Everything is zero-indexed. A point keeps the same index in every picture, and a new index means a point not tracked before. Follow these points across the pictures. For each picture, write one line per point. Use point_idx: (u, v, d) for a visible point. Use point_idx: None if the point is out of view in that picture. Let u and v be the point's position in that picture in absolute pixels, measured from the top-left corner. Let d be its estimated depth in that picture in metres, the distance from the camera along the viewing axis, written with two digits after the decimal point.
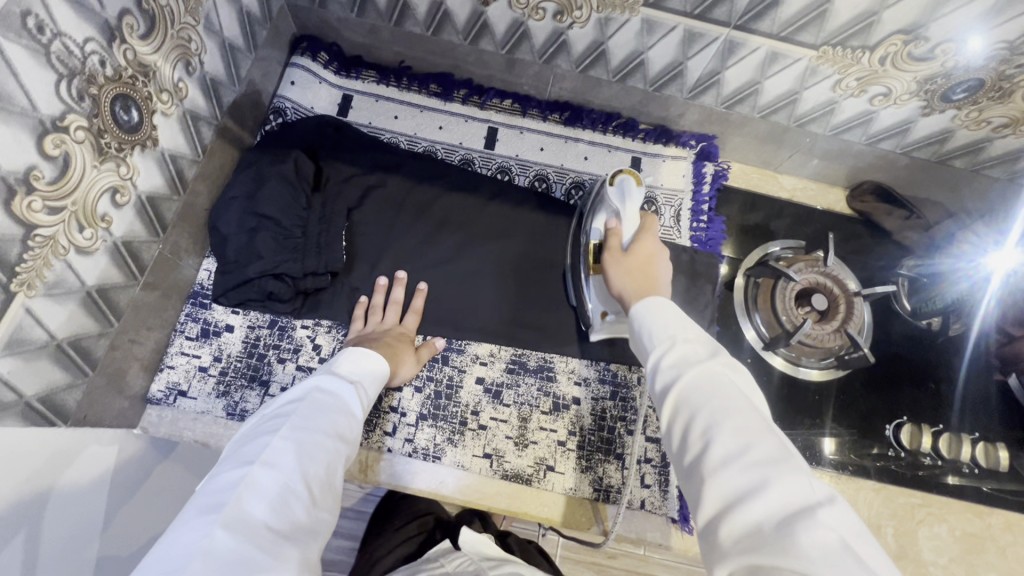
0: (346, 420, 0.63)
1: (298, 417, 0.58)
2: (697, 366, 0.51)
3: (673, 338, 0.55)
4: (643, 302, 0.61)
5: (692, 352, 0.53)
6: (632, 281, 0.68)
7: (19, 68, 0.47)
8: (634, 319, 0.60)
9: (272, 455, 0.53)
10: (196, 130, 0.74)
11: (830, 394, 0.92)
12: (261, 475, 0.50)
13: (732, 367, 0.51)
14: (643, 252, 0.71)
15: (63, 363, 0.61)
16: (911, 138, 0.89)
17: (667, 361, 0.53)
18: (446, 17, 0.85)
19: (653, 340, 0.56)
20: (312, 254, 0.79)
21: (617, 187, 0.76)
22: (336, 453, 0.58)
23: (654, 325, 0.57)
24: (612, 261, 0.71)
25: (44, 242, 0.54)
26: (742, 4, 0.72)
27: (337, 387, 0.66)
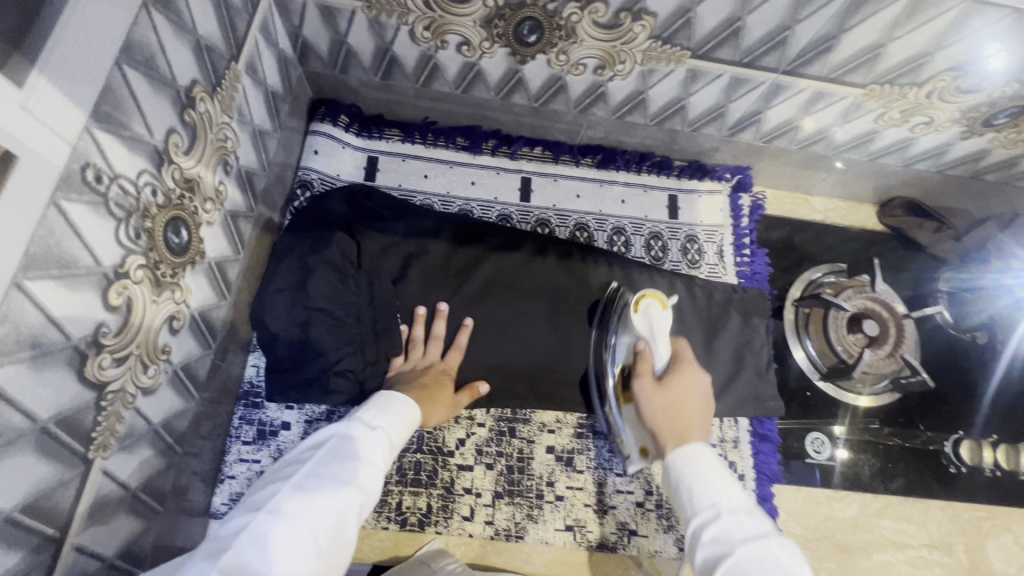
0: (364, 467, 0.56)
1: (309, 463, 0.54)
2: (744, 543, 0.53)
3: (716, 506, 0.57)
4: (680, 450, 0.63)
5: (738, 523, 0.55)
6: (666, 424, 0.67)
7: (83, 227, 0.43)
8: (670, 464, 0.63)
9: (278, 504, 0.50)
10: (235, 228, 0.70)
11: (890, 417, 0.92)
12: (263, 525, 0.48)
13: (786, 549, 0.52)
14: (679, 386, 0.69)
15: (137, 509, 0.57)
16: (946, 158, 0.90)
17: (707, 534, 0.55)
18: (478, 76, 0.81)
19: (692, 506, 0.58)
20: (372, 342, 0.77)
21: (643, 314, 0.72)
22: (345, 503, 0.52)
23: (693, 486, 0.59)
24: (645, 393, 0.69)
25: (114, 397, 0.49)
26: (793, 52, 0.70)
27: (359, 429, 0.59)
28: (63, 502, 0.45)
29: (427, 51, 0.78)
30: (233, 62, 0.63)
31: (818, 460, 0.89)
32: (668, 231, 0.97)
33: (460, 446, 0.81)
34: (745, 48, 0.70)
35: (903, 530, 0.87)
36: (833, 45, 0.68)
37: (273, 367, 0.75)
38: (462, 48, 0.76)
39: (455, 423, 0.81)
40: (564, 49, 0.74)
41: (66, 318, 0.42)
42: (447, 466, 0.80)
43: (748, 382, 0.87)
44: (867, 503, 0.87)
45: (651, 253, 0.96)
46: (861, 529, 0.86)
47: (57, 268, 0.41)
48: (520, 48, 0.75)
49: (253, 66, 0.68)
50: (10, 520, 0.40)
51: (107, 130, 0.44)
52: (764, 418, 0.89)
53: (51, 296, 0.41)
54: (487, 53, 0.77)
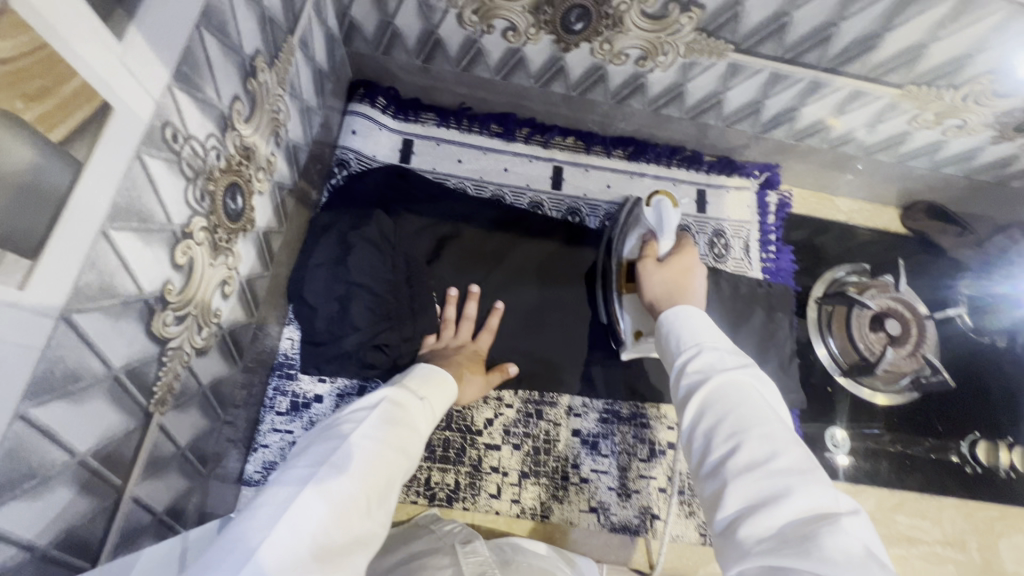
0: (412, 434, 0.56)
1: (367, 424, 0.53)
2: (727, 371, 0.49)
3: (699, 342, 0.53)
4: (673, 309, 0.59)
5: (720, 357, 0.51)
6: (667, 288, 0.68)
7: (159, 184, 0.44)
8: (663, 321, 0.59)
9: (341, 460, 0.48)
10: (281, 200, 0.71)
11: (907, 416, 0.94)
12: (328, 479, 0.46)
13: (763, 382, 0.49)
14: (680, 263, 0.71)
15: (183, 468, 0.58)
16: (975, 163, 0.92)
17: (691, 366, 0.51)
18: (520, 62, 0.83)
19: (680, 346, 0.54)
20: (408, 319, 0.78)
21: (655, 207, 0.75)
22: (397, 468, 0.52)
23: (682, 330, 0.55)
24: (647, 269, 0.71)
25: (173, 353, 0.51)
26: (835, 49, 0.71)
27: (408, 397, 0.60)
28: (127, 452, 0.46)
29: (472, 35, 0.79)
30: (290, 35, 0.64)
31: (836, 455, 0.90)
32: (696, 224, 0.98)
33: (488, 426, 0.82)
34: (788, 44, 0.72)
35: (918, 526, 0.88)
36: (876, 44, 0.70)
37: (309, 339, 0.77)
38: (507, 34, 0.77)
39: (483, 403, 0.83)
40: (608, 38, 0.75)
41: (141, 272, 0.44)
42: (475, 444, 0.81)
43: (771, 375, 0.89)
44: (883, 499, 0.89)
45: None
46: (877, 523, 0.87)
47: (137, 222, 0.42)
48: (565, 35, 0.76)
49: (305, 42, 0.70)
50: (85, 463, 0.41)
51: (184, 91, 0.45)
52: (785, 411, 0.91)
53: (129, 248, 0.42)
54: (532, 39, 0.78)
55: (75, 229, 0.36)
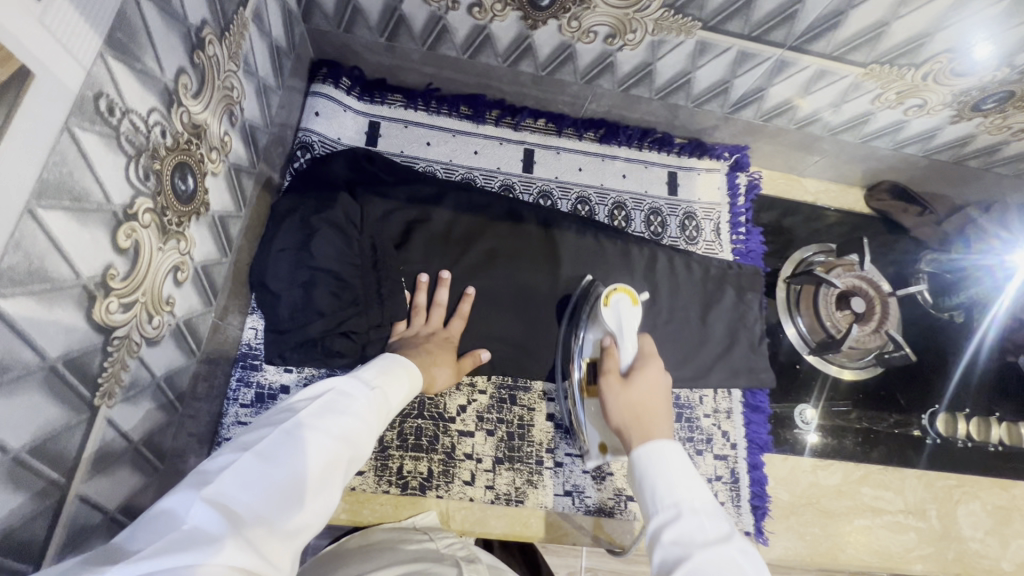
0: (358, 423, 0.54)
1: (304, 412, 0.51)
2: (705, 547, 0.50)
3: (677, 504, 0.55)
4: (645, 445, 0.60)
5: (698, 526, 0.53)
6: (628, 416, 0.65)
7: (94, 159, 0.41)
8: (636, 460, 0.60)
9: (268, 448, 0.47)
10: (238, 184, 0.68)
11: (872, 392, 0.96)
12: (249, 465, 0.45)
13: (745, 554, 0.50)
14: (643, 381, 0.68)
15: (137, 464, 0.56)
16: (935, 143, 0.94)
17: (669, 536, 0.53)
18: (487, 41, 0.81)
19: (657, 506, 0.55)
20: (376, 305, 0.76)
21: (612, 308, 0.73)
22: (335, 457, 0.50)
23: (657, 480, 0.57)
24: (609, 388, 0.69)
25: (120, 343, 0.48)
26: (800, 27, 0.72)
27: (357, 387, 0.57)
28: (70, 448, 0.44)
29: (437, 11, 0.76)
30: (241, 8, 0.61)
31: (805, 431, 0.92)
32: (667, 207, 0.98)
33: (461, 412, 0.81)
34: (754, 22, 0.71)
35: (882, 497, 0.91)
36: (840, 22, 0.70)
37: (273, 329, 0.74)
38: (473, 10, 0.75)
39: (455, 390, 0.81)
40: (576, 15, 0.74)
41: (77, 254, 0.41)
42: (448, 431, 0.80)
43: (742, 354, 0.90)
44: (849, 472, 0.91)
45: (650, 228, 0.97)
46: (843, 496, 0.90)
47: (70, 200, 0.39)
48: (532, 12, 0.74)
49: (260, 16, 0.67)
50: (20, 460, 0.38)
51: (120, 60, 0.42)
52: (755, 390, 0.91)
53: (62, 228, 0.39)
54: (499, 16, 0.76)
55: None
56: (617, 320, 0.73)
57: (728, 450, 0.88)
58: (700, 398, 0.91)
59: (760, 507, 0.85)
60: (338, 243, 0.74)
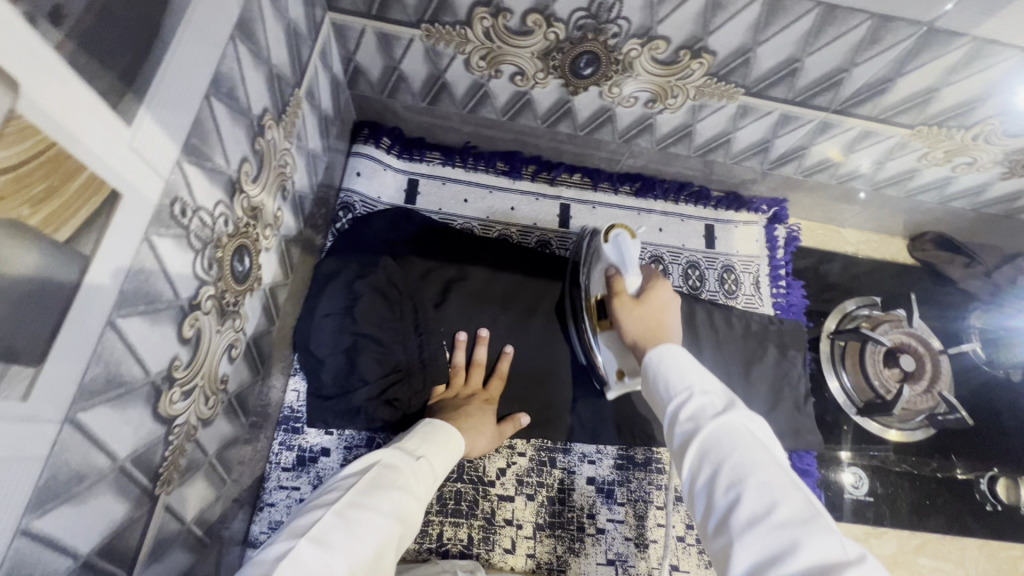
0: (406, 498, 0.55)
1: (353, 491, 0.52)
2: (716, 417, 0.47)
3: (689, 386, 0.51)
4: (656, 351, 0.57)
5: (708, 400, 0.50)
6: (645, 328, 0.65)
7: (166, 260, 0.42)
8: (648, 365, 0.56)
9: (322, 532, 0.47)
10: (287, 253, 0.69)
11: (928, 454, 0.92)
12: (305, 553, 0.45)
13: (759, 421, 0.47)
14: (654, 301, 0.68)
15: (189, 542, 0.56)
16: (984, 197, 0.92)
17: (683, 413, 0.50)
18: (527, 105, 0.82)
19: (668, 391, 0.53)
20: (418, 370, 0.77)
21: (613, 243, 0.73)
22: (388, 537, 0.50)
23: (669, 373, 0.54)
24: (621, 309, 0.68)
25: (180, 430, 0.48)
26: (846, 92, 0.71)
27: (402, 458, 0.59)
28: (132, 541, 0.44)
29: (479, 79, 0.78)
30: (296, 89, 0.63)
31: (858, 496, 0.88)
32: (705, 261, 0.97)
33: (501, 475, 0.80)
34: (799, 87, 0.71)
35: (941, 569, 0.86)
36: (888, 88, 0.69)
37: (316, 393, 0.75)
38: (515, 78, 0.76)
39: (495, 452, 0.80)
40: (617, 82, 0.75)
41: (148, 354, 0.42)
42: (487, 496, 0.78)
43: (787, 416, 0.87)
44: (904, 541, 0.87)
45: (688, 282, 0.95)
46: (899, 566, 0.85)
47: (145, 304, 0.40)
48: (573, 80, 0.75)
49: (312, 91, 0.69)
50: (88, 564, 0.39)
51: (194, 163, 0.43)
52: (803, 452, 0.88)
53: (137, 333, 0.40)
54: (540, 83, 0.77)
55: (80, 336, 0.34)
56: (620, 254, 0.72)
57: None
58: None
59: None
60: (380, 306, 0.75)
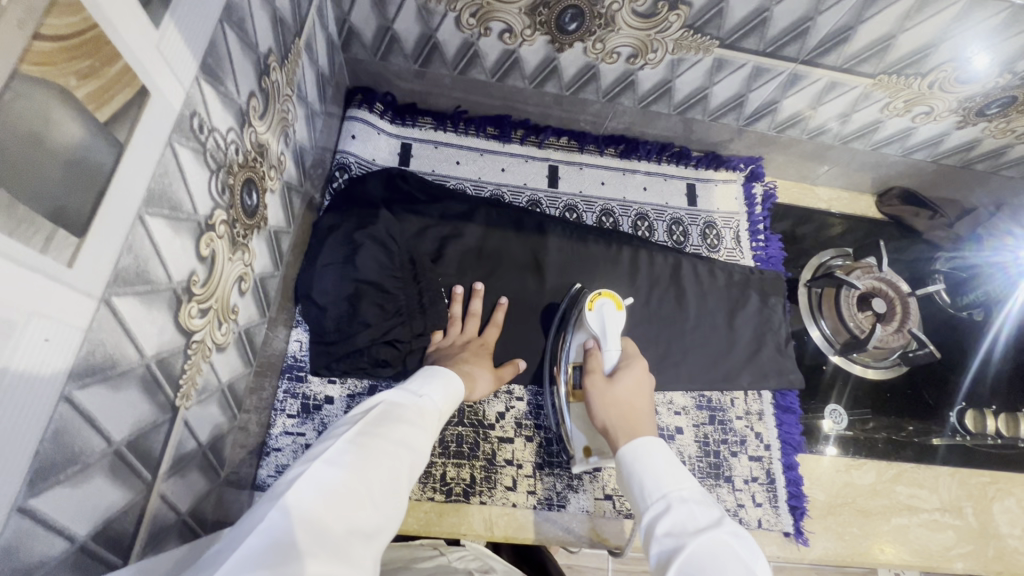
0: (413, 429, 0.57)
1: (363, 422, 0.54)
2: (696, 535, 0.51)
3: (667, 496, 0.56)
4: (631, 446, 0.63)
5: (689, 516, 0.54)
6: (621, 414, 0.68)
7: (187, 172, 0.44)
8: (625, 463, 0.62)
9: (334, 453, 0.49)
10: (289, 201, 0.72)
11: (899, 390, 0.98)
12: (319, 470, 0.46)
13: (738, 537, 0.51)
14: (631, 381, 0.71)
15: (204, 468, 0.58)
16: (943, 148, 0.98)
17: (662, 528, 0.54)
18: (516, 64, 0.85)
19: (647, 501, 0.57)
20: (418, 314, 0.79)
21: (597, 312, 0.75)
22: (399, 460, 0.52)
23: (645, 478, 0.59)
24: (599, 389, 0.71)
25: (198, 346, 0.50)
26: (812, 42, 0.76)
27: (407, 398, 0.61)
28: (156, 446, 0.46)
29: (470, 38, 0.81)
30: (296, 37, 0.65)
31: (837, 430, 0.94)
32: (688, 217, 1.02)
33: (501, 419, 0.83)
34: (769, 38, 0.76)
35: (917, 495, 0.91)
36: (850, 35, 0.75)
37: (319, 340, 0.77)
38: (504, 36, 0.80)
39: (494, 397, 0.83)
40: (601, 38, 0.79)
41: (171, 260, 0.44)
42: (488, 438, 0.81)
43: (769, 357, 0.92)
44: (882, 471, 0.92)
45: (673, 237, 1.00)
46: (878, 495, 0.90)
47: (168, 209, 0.42)
48: (559, 36, 0.79)
49: (310, 45, 0.72)
50: (121, 452, 0.41)
51: (210, 83, 0.46)
52: (786, 391, 0.93)
53: (161, 235, 0.42)
54: (528, 40, 0.81)
55: (112, 219, 0.36)
56: (601, 326, 0.75)
57: (762, 451, 0.89)
58: (732, 400, 0.92)
59: (798, 507, 0.86)
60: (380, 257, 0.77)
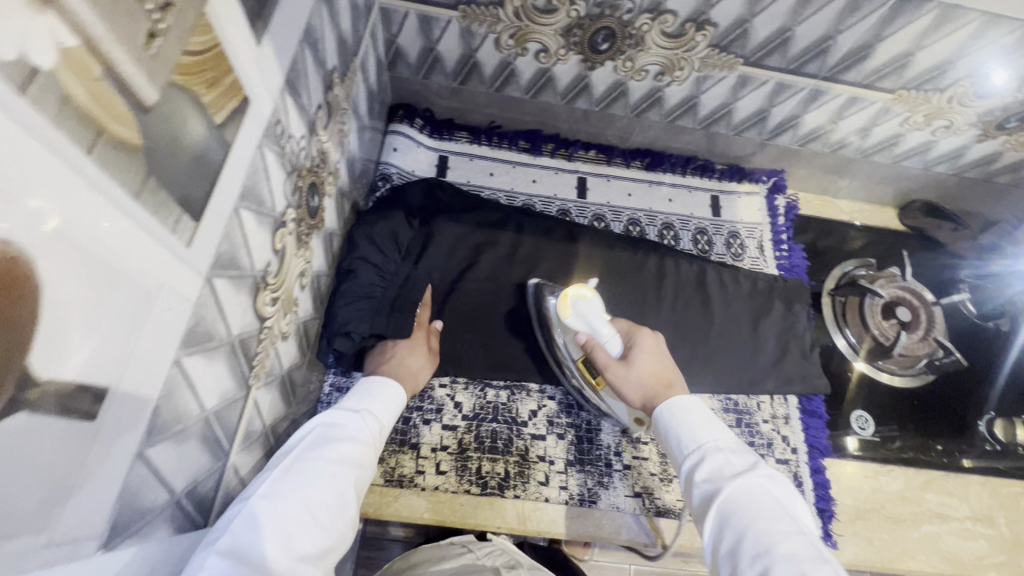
0: (355, 447, 0.60)
1: (299, 450, 0.56)
2: (733, 479, 0.57)
3: (703, 446, 0.62)
4: (665, 403, 0.68)
5: (725, 462, 0.60)
6: (649, 390, 0.71)
7: (270, 172, 0.50)
8: (660, 418, 0.68)
9: (270, 487, 0.51)
10: (341, 206, 0.77)
11: (928, 399, 0.98)
12: (257, 507, 0.49)
13: (769, 478, 0.57)
14: (643, 356, 0.73)
15: (265, 449, 0.62)
16: (963, 161, 1.01)
17: (702, 474, 0.60)
18: (549, 81, 0.91)
19: (684, 451, 0.63)
20: (384, 315, 0.79)
21: (577, 314, 0.74)
22: (341, 479, 0.56)
23: (682, 431, 0.64)
24: (619, 377, 0.72)
25: (269, 332, 0.56)
26: (833, 59, 0.80)
27: (343, 416, 0.63)
28: (233, 419, 0.50)
29: (508, 58, 0.87)
30: (354, 57, 0.72)
31: (864, 436, 0.94)
32: (712, 227, 1.05)
33: (533, 416, 0.86)
34: (791, 56, 0.81)
35: (947, 503, 0.91)
36: (869, 53, 0.79)
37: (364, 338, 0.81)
38: (540, 55, 0.86)
39: (526, 396, 0.87)
40: (631, 57, 0.84)
41: (255, 250, 0.49)
42: (522, 434, 0.84)
43: (794, 362, 0.93)
44: (911, 478, 0.92)
45: (698, 246, 1.03)
46: (908, 501, 0.90)
47: (256, 205, 0.48)
48: (592, 55, 0.85)
49: (363, 64, 0.78)
50: (209, 419, 0.45)
51: (290, 95, 0.52)
52: (812, 396, 0.95)
53: (250, 227, 0.47)
54: (562, 60, 0.86)
55: (218, 208, 0.41)
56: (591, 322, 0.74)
57: (789, 455, 0.90)
58: (758, 404, 0.94)
59: (824, 510, 0.87)
60: (374, 258, 0.81)
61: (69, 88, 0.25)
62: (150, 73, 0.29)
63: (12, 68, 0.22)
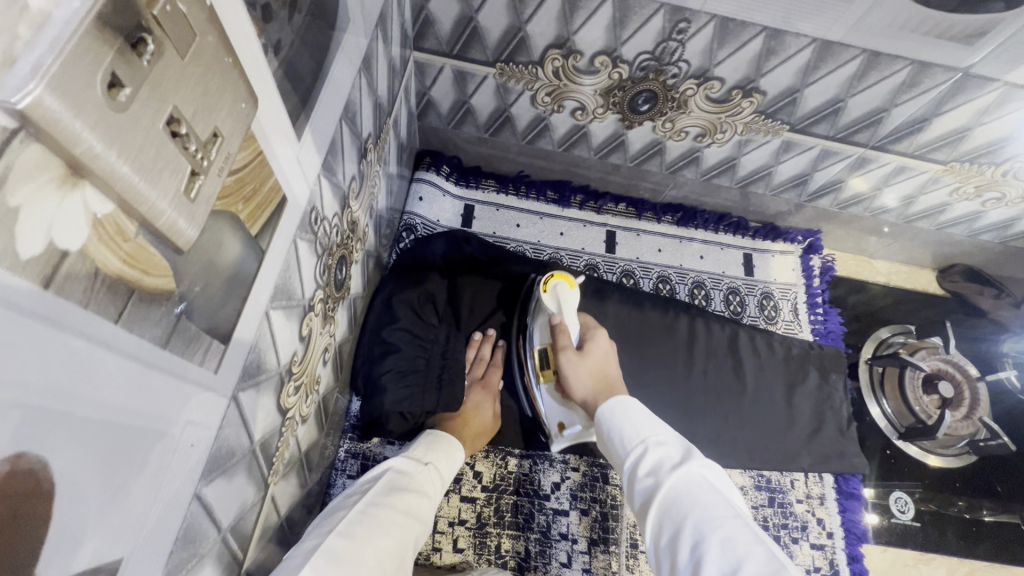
0: (420, 499, 0.60)
1: (374, 491, 0.57)
2: (673, 473, 0.50)
3: (644, 439, 0.55)
4: (607, 404, 0.60)
5: (666, 454, 0.53)
6: (593, 384, 0.64)
7: (302, 262, 0.47)
8: (600, 420, 0.59)
9: (347, 526, 0.51)
10: (366, 266, 0.74)
11: (971, 481, 0.93)
12: (335, 542, 0.49)
13: (709, 467, 0.51)
14: (597, 353, 0.67)
15: (281, 538, 0.58)
16: (1010, 231, 0.97)
17: (643, 468, 0.53)
18: (583, 137, 0.88)
19: (624, 445, 0.56)
20: (434, 389, 0.77)
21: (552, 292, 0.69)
22: (409, 532, 0.56)
23: (623, 427, 0.57)
24: (571, 364, 0.66)
25: (290, 422, 0.52)
26: (885, 130, 0.77)
27: (413, 465, 0.63)
28: (249, 524, 0.47)
29: (542, 113, 0.84)
30: (387, 118, 0.69)
31: (903, 520, 0.89)
32: (745, 287, 1.01)
33: (555, 490, 0.82)
34: (841, 125, 0.77)
35: None
36: (924, 126, 0.75)
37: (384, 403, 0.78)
38: (577, 113, 0.83)
39: (549, 467, 0.83)
40: (671, 118, 0.81)
41: (282, 347, 0.46)
42: (543, 509, 0.80)
43: (830, 437, 0.89)
44: (952, 567, 0.88)
45: (730, 307, 0.99)
46: None
47: (286, 300, 0.45)
48: (631, 115, 0.82)
49: (395, 121, 0.75)
50: (226, 538, 0.42)
51: (327, 178, 0.49)
52: (848, 475, 0.90)
53: (279, 326, 0.44)
54: (598, 117, 0.83)
55: (249, 320, 0.37)
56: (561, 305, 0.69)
57: (824, 539, 0.86)
58: (792, 482, 0.90)
59: None
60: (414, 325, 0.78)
61: (102, 259, 0.22)
62: (190, 216, 0.26)
63: (38, 260, 0.19)
